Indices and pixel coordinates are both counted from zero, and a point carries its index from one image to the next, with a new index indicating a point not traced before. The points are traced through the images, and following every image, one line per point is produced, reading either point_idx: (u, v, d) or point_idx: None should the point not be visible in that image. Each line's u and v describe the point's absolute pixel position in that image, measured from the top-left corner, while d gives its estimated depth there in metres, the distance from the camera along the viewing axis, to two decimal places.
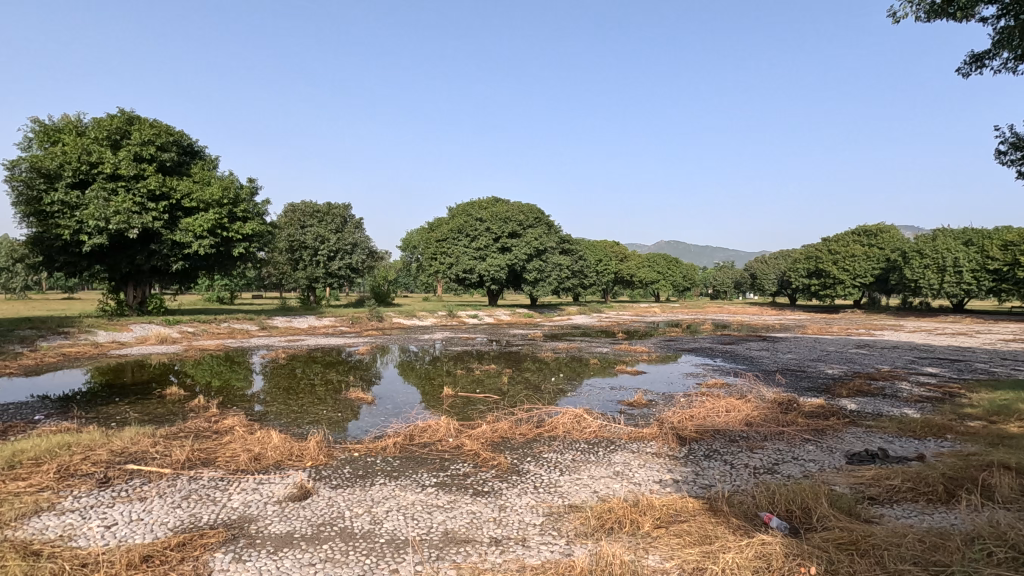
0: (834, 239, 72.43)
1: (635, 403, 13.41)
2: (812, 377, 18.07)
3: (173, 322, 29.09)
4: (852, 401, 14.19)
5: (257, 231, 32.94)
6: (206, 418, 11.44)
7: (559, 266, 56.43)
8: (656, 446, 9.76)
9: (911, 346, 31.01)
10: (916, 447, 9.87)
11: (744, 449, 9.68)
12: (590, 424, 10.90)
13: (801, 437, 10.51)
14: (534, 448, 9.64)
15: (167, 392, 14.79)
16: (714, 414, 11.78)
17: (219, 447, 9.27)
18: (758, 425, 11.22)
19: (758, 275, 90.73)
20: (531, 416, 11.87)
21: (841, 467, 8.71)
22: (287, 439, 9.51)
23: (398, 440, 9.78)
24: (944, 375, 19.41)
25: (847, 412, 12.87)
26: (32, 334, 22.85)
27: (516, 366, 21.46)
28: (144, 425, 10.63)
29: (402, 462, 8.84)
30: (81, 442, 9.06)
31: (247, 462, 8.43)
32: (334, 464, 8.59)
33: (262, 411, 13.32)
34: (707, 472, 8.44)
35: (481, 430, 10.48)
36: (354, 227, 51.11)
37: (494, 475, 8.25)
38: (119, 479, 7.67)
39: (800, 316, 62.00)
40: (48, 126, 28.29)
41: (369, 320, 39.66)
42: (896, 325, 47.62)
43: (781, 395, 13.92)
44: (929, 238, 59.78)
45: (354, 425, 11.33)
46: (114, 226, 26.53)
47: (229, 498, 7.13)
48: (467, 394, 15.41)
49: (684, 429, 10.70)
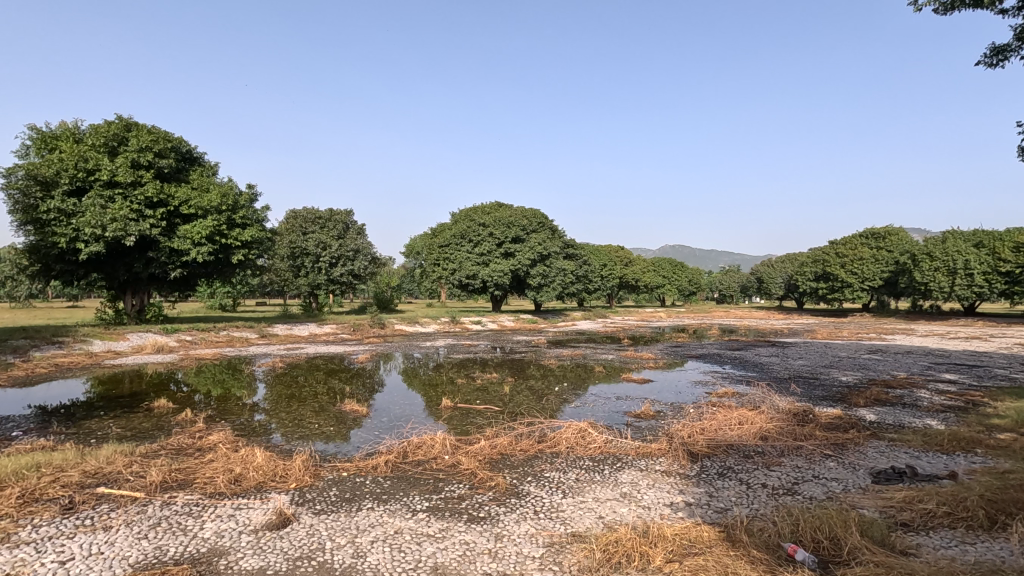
0: (841, 242, 71.47)
1: (642, 415, 12.77)
2: (826, 385, 17.35)
3: (171, 331, 28.65)
4: (871, 412, 13.46)
5: (256, 238, 32.50)
6: (191, 433, 10.88)
7: (563, 271, 55.80)
8: (665, 464, 9.12)
9: (926, 351, 30.14)
10: (945, 464, 9.17)
11: (760, 467, 9.01)
12: (595, 439, 10.28)
13: (820, 452, 9.83)
14: (535, 467, 9.01)
15: (156, 405, 14.26)
16: (727, 426, 11.11)
17: (199, 466, 8.69)
18: (773, 439, 10.53)
19: (764, 279, 89.78)
20: (532, 429, 11.24)
21: (868, 487, 8.04)
22: (272, 458, 8.92)
23: (390, 458, 9.19)
24: (964, 382, 18.59)
25: (866, 423, 12.18)
26: (26, 344, 22.45)
27: (519, 374, 20.79)
28: (123, 443, 10.08)
29: (393, 483, 8.23)
30: (52, 462, 8.51)
31: (225, 485, 7.84)
32: (319, 486, 7.99)
33: (251, 424, 12.74)
34: (722, 493, 7.79)
35: (480, 446, 9.85)
36: (356, 233, 50.73)
37: (492, 498, 7.62)
38: (86, 505, 7.12)
39: (809, 320, 60.85)
40: (45, 133, 27.96)
41: (370, 327, 39.11)
42: (908, 329, 46.66)
43: (795, 405, 13.23)
44: (938, 240, 58.82)
45: (347, 441, 10.72)
46: (111, 233, 26.13)
47: (200, 526, 6.55)
48: (467, 405, 14.75)
49: (695, 444, 10.05)
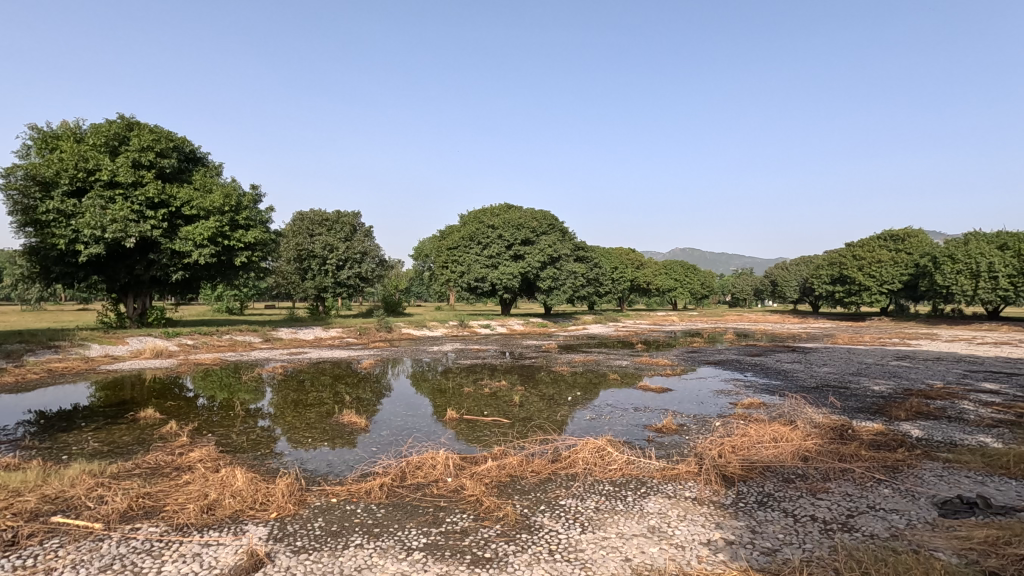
0: (859, 244, 69.56)
1: (664, 430, 11.68)
2: (859, 395, 16.11)
3: (172, 335, 28.02)
4: (916, 427, 12.24)
5: (260, 239, 31.71)
6: (171, 449, 9.95)
7: (574, 274, 54.65)
8: (696, 490, 8.06)
9: (957, 357, 28.59)
10: (1018, 492, 8.00)
11: (805, 494, 7.90)
12: (616, 459, 9.23)
13: (872, 476, 8.68)
14: (549, 493, 7.96)
15: (141, 415, 13.31)
16: (761, 445, 10.00)
17: (171, 490, 7.75)
18: (815, 460, 9.40)
19: (779, 282, 87.96)
20: (545, 448, 10.18)
21: (937, 522, 6.91)
22: (254, 480, 7.97)
23: (385, 481, 8.19)
24: (1009, 393, 17.26)
25: (915, 441, 10.98)
26: (20, 349, 21.80)
27: (528, 381, 19.69)
28: (94, 461, 9.18)
29: (387, 512, 7.23)
30: (8, 485, 7.61)
31: (196, 515, 6.87)
32: (303, 516, 7.01)
33: (241, 436, 11.77)
34: (766, 529, 6.71)
35: (487, 468, 8.83)
36: (364, 235, 50.08)
37: (499, 534, 6.59)
38: (34, 540, 6.19)
39: (827, 324, 59.08)
40: (46, 133, 27.46)
41: (377, 330, 38.23)
42: (931, 333, 44.95)
43: (833, 419, 12.04)
44: (960, 242, 56.85)
45: (339, 459, 9.72)
46: (111, 235, 25.52)
47: (158, 569, 5.59)
48: (474, 416, 13.65)
49: (727, 466, 8.97)
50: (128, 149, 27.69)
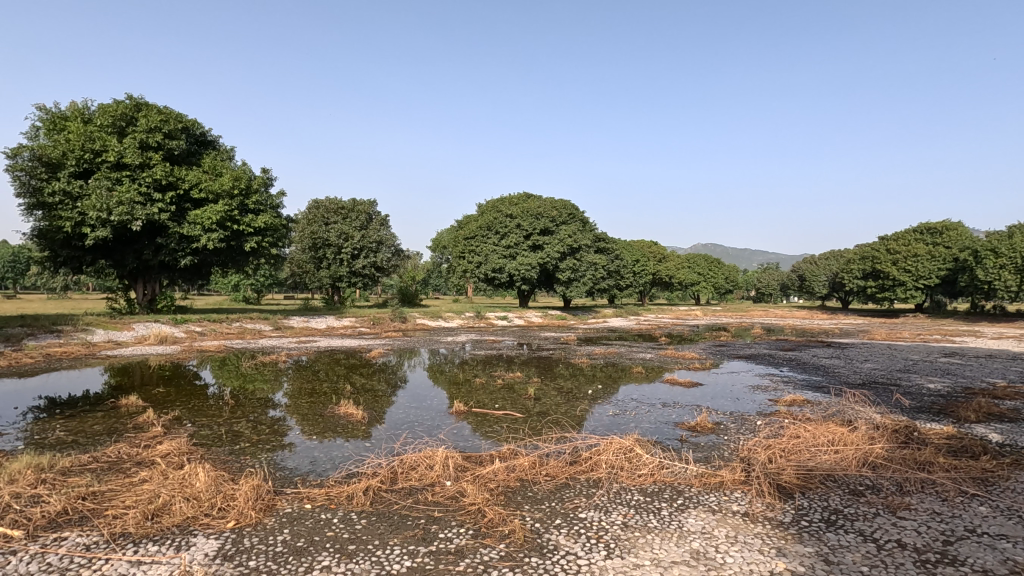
0: (893, 238, 66.42)
1: (698, 428, 10.26)
2: (916, 392, 14.33)
3: (181, 321, 27.34)
4: (994, 430, 10.54)
5: (270, 224, 30.71)
6: (142, 441, 8.85)
7: (594, 265, 52.85)
8: (745, 503, 6.64)
9: (1011, 355, 26.33)
10: None
11: (883, 512, 6.40)
12: (645, 462, 7.86)
13: (963, 491, 7.08)
14: (566, 503, 6.59)
15: (123, 401, 12.30)
16: (816, 448, 8.50)
17: (121, 491, 6.58)
18: (886, 469, 7.85)
19: (807, 277, 85.05)
20: (562, 448, 8.82)
21: None
22: (218, 480, 6.75)
23: (372, 484, 6.92)
24: None
25: (996, 446, 9.36)
26: (21, 333, 21.25)
27: (546, 373, 18.37)
28: (46, 453, 8.09)
29: (368, 524, 5.94)
30: None
31: (134, 524, 5.67)
32: (266, 527, 5.78)
33: (225, 426, 10.62)
34: (844, 559, 5.26)
35: (494, 471, 7.50)
36: (379, 223, 49.09)
37: (503, 556, 5.25)
38: None
39: (860, 321, 56.57)
40: (55, 114, 26.91)
41: (391, 321, 37.28)
42: (975, 330, 42.25)
43: (896, 420, 10.40)
44: (1005, 234, 53.54)
45: (323, 456, 8.44)
46: (116, 218, 24.77)
47: None
48: (484, 411, 12.28)
49: (781, 474, 7.51)
50: (135, 130, 26.89)
